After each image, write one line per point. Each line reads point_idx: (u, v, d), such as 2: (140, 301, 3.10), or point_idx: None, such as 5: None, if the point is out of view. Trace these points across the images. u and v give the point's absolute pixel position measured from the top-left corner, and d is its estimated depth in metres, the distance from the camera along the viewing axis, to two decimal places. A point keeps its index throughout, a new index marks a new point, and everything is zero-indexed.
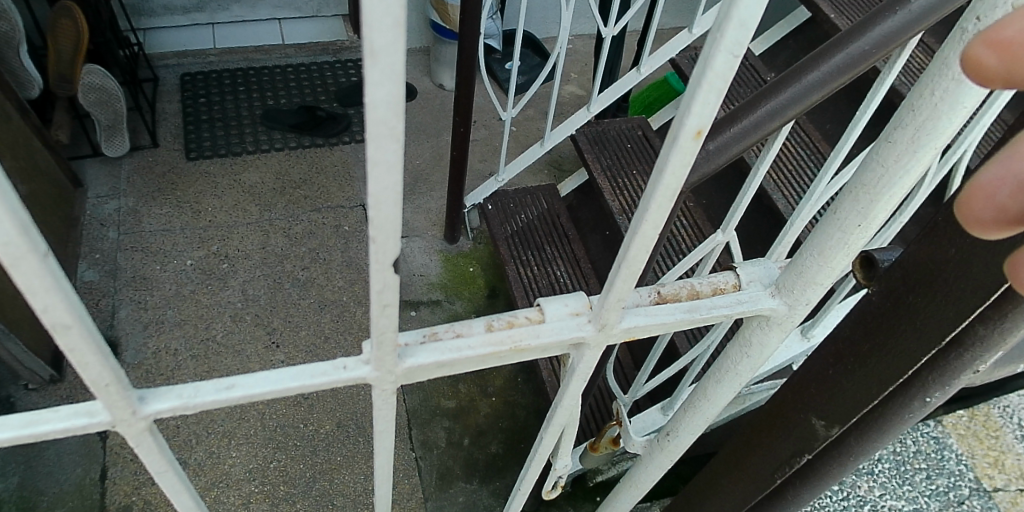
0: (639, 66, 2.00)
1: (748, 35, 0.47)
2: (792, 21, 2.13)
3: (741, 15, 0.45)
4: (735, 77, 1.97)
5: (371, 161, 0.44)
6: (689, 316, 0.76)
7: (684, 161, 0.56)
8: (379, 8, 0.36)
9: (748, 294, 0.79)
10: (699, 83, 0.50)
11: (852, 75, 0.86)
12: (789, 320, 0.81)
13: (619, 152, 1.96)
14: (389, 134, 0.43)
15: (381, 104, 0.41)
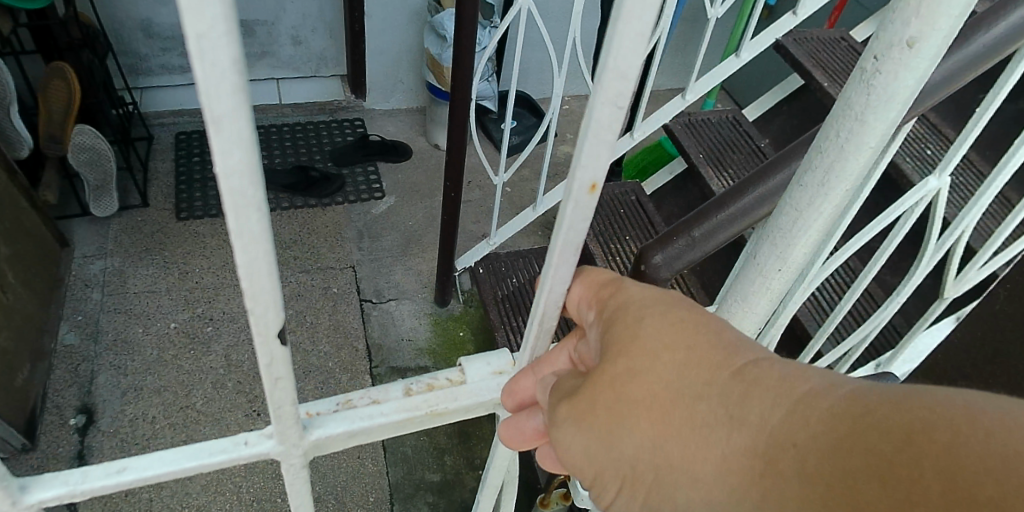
0: (632, 132, 2.00)
1: (630, 86, 0.45)
2: (787, 87, 2.11)
3: (619, 64, 0.43)
4: (729, 143, 1.97)
5: (235, 230, 0.44)
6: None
7: (581, 216, 0.54)
8: (214, 75, 0.36)
9: None
10: (586, 134, 0.48)
11: None
12: None
13: (613, 218, 1.96)
14: (250, 203, 0.43)
15: (232, 172, 0.40)
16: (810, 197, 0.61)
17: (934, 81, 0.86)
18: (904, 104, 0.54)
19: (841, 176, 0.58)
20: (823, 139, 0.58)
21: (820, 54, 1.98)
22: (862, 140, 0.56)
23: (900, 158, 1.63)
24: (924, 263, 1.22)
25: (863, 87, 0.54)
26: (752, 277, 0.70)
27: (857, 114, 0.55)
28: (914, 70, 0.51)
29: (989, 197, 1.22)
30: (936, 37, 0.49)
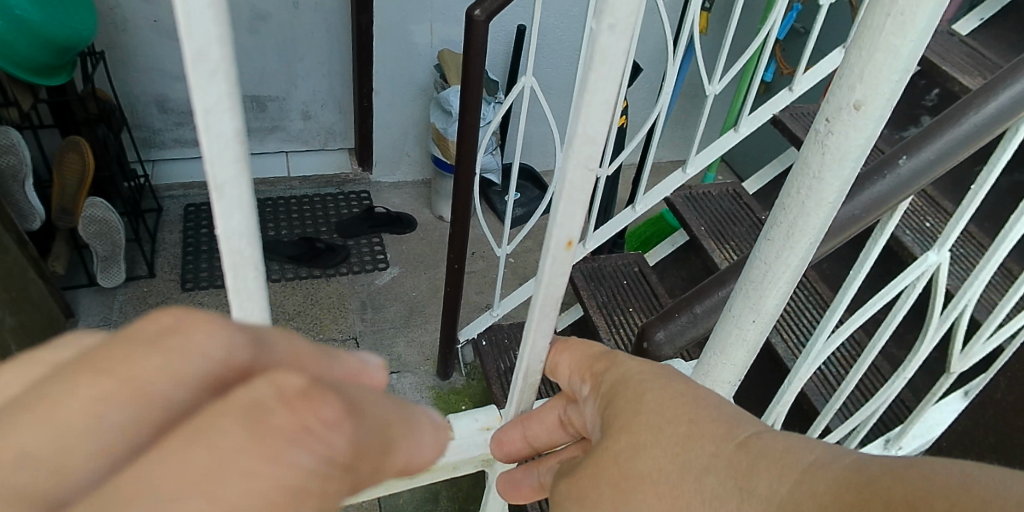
0: (634, 205, 2.02)
1: (598, 149, 0.48)
2: (785, 160, 2.16)
3: (586, 132, 0.47)
4: (729, 215, 2.00)
5: (232, 288, 0.45)
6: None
7: (560, 271, 0.57)
8: (219, 146, 0.37)
9: None
10: (559, 195, 0.51)
11: (843, 236, 0.86)
12: None
13: (616, 288, 1.97)
14: (247, 262, 0.44)
15: (232, 234, 0.42)
16: (777, 251, 0.61)
17: (928, 159, 0.88)
18: (860, 159, 0.54)
19: (803, 232, 0.59)
20: (784, 195, 0.59)
21: None
22: (822, 194, 0.57)
23: (900, 230, 1.64)
24: (929, 337, 1.22)
25: (818, 147, 0.54)
26: (728, 331, 0.69)
27: (814, 171, 0.56)
28: (863, 131, 0.52)
29: (990, 271, 1.21)
30: (880, 98, 0.50)
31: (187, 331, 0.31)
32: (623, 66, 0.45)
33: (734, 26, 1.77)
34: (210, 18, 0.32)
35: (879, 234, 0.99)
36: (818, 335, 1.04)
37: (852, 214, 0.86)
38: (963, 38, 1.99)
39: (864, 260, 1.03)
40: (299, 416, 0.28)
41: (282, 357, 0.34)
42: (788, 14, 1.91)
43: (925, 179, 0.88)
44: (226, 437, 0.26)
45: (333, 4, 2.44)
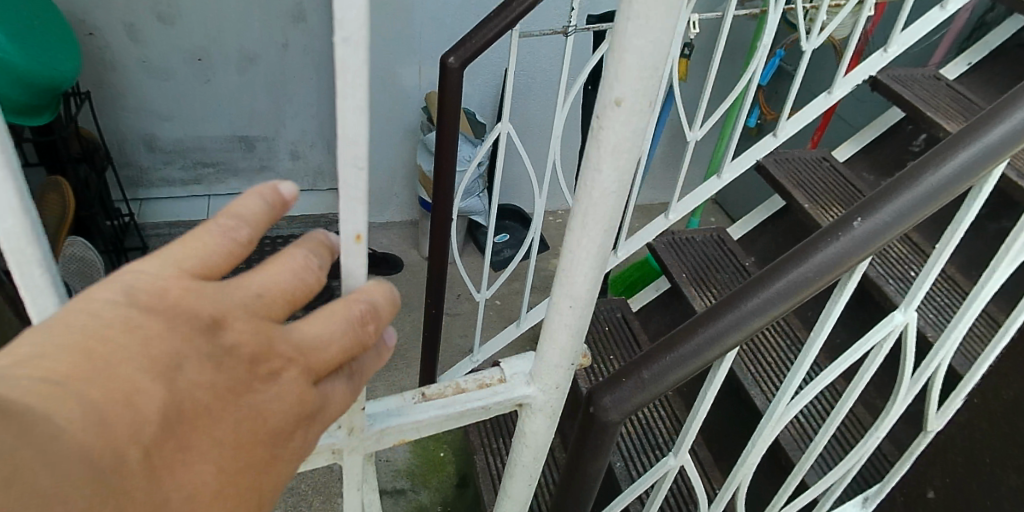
0: (617, 250, 2.03)
1: (361, 153, 0.52)
2: (769, 207, 2.17)
3: (346, 137, 0.51)
4: (712, 261, 2.06)
5: (22, 284, 0.56)
6: (447, 413, 0.82)
7: (356, 266, 0.60)
8: None
9: (507, 388, 0.85)
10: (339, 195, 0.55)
11: (794, 300, 0.85)
12: (549, 406, 0.87)
13: (597, 335, 1.94)
14: (33, 260, 0.55)
15: (13, 234, 0.52)
16: (579, 237, 0.72)
17: (884, 220, 0.85)
18: (633, 152, 0.65)
19: (596, 218, 0.70)
20: (580, 188, 0.69)
21: (798, 175, 2.02)
22: (604, 184, 0.67)
23: (881, 279, 1.61)
24: (902, 396, 1.19)
25: (595, 139, 0.65)
26: (553, 317, 0.80)
27: (596, 162, 0.66)
28: (628, 123, 0.62)
29: (964, 327, 1.18)
30: (635, 96, 0.61)
31: (310, 264, 0.54)
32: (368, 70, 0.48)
33: (714, 72, 1.74)
34: None
35: (839, 294, 0.96)
36: (781, 395, 1.01)
37: (804, 277, 0.85)
38: (950, 82, 1.98)
39: (826, 321, 1.01)
40: (349, 333, 0.56)
41: (261, 214, 0.52)
42: (770, 61, 1.80)
43: (883, 240, 0.85)
44: (326, 334, 0.55)
45: (322, 46, 2.48)
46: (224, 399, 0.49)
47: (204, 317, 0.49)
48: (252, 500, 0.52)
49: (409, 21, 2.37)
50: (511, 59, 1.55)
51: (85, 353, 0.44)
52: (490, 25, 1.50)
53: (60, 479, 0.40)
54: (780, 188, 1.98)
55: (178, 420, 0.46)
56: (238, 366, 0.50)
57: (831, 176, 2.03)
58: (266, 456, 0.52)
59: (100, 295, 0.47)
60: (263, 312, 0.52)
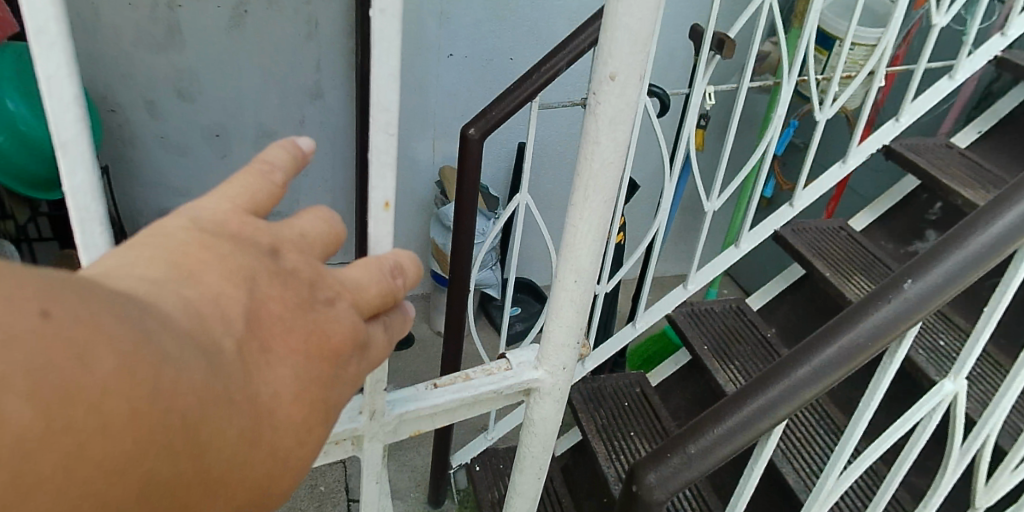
0: (635, 321, 2.00)
1: (393, 116, 0.61)
2: (787, 276, 2.16)
3: (382, 100, 0.59)
4: (732, 332, 2.01)
5: (83, 245, 0.58)
6: (461, 398, 0.88)
7: (383, 232, 0.67)
8: (60, 110, 0.50)
9: (515, 373, 0.91)
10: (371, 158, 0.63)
11: (847, 367, 0.82)
12: (555, 389, 0.94)
13: (616, 410, 1.88)
14: (93, 218, 0.57)
15: (77, 189, 0.55)
16: (580, 210, 0.81)
17: (937, 281, 0.82)
18: (625, 125, 0.75)
19: (596, 190, 0.78)
20: (580, 162, 0.78)
21: (817, 244, 1.99)
22: (602, 156, 0.76)
23: (912, 350, 1.57)
24: (951, 471, 1.12)
25: (592, 116, 0.75)
26: (557, 294, 0.87)
27: (592, 137, 0.76)
28: (623, 95, 0.72)
29: (1010, 400, 1.13)
30: (627, 70, 0.71)
31: (335, 218, 0.59)
32: (399, 39, 0.58)
33: (732, 141, 1.75)
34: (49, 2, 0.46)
35: (890, 362, 0.92)
36: (829, 471, 0.96)
37: (855, 342, 0.82)
38: (962, 149, 1.99)
39: (875, 389, 0.96)
40: (386, 281, 0.59)
41: (297, 158, 0.56)
42: (785, 130, 1.81)
43: (937, 302, 0.82)
44: (366, 278, 0.58)
45: (338, 122, 2.52)
46: (295, 310, 0.49)
47: (263, 244, 0.51)
48: (320, 421, 0.50)
49: (426, 97, 2.43)
50: (531, 130, 1.57)
51: (172, 265, 0.46)
52: (511, 96, 1.52)
53: (178, 354, 0.39)
54: (798, 256, 1.96)
55: (257, 324, 0.47)
56: (300, 286, 0.51)
57: (850, 245, 2.01)
58: (334, 375, 0.51)
59: (168, 224, 0.49)
60: (308, 249, 0.54)
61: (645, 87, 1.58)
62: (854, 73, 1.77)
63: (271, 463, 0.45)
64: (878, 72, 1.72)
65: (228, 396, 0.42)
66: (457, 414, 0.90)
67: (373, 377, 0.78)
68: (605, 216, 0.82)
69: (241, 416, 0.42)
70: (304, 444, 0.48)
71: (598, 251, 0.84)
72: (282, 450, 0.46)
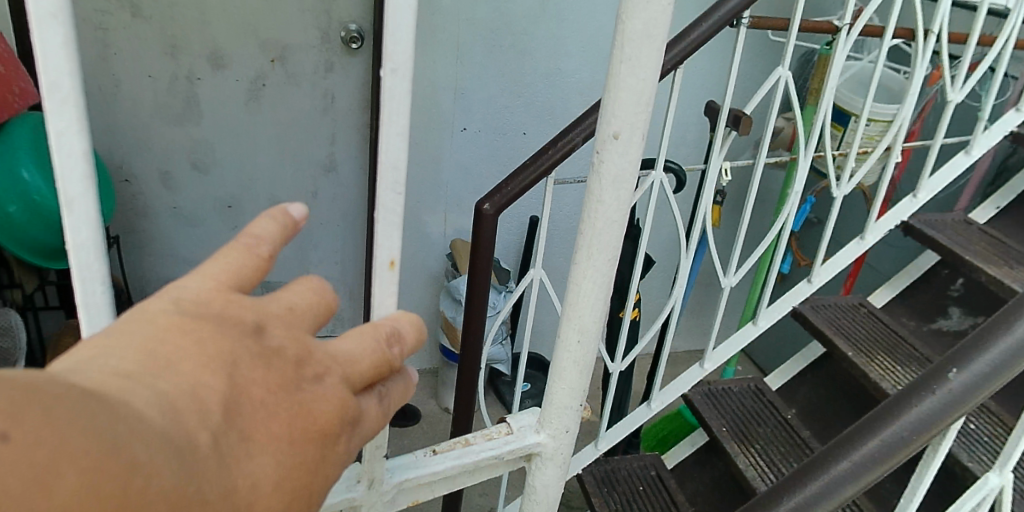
0: (650, 400, 1.93)
1: (401, 175, 0.65)
2: (807, 354, 2.08)
3: (388, 159, 0.63)
4: (751, 413, 1.93)
5: (81, 300, 0.60)
6: (461, 464, 0.92)
7: (387, 291, 0.71)
8: (69, 169, 0.54)
9: (516, 437, 0.96)
10: (379, 218, 0.67)
11: (889, 462, 0.78)
12: (555, 453, 0.98)
13: (631, 495, 1.79)
14: (94, 275, 0.59)
15: (81, 247, 0.57)
16: (584, 268, 0.85)
17: (983, 371, 0.77)
18: (629, 183, 0.79)
19: (600, 249, 0.83)
20: (584, 223, 0.83)
21: (837, 321, 1.93)
22: (607, 216, 0.81)
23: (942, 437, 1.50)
24: None
25: (596, 176, 0.79)
26: (563, 353, 0.92)
27: (597, 197, 0.80)
28: (627, 158, 0.77)
29: None
30: (630, 129, 0.75)
31: (324, 288, 0.59)
32: (408, 99, 0.62)
33: (748, 218, 1.73)
34: (67, 67, 0.51)
35: (935, 454, 0.86)
36: None
37: (898, 436, 0.77)
38: (981, 225, 1.96)
39: (920, 481, 0.90)
40: (375, 351, 0.61)
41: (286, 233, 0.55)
42: (801, 206, 1.81)
43: (986, 393, 0.77)
44: (356, 350, 0.59)
45: (351, 194, 2.53)
46: (278, 393, 0.49)
47: (248, 322, 0.50)
48: (306, 500, 0.50)
49: (439, 171, 2.45)
50: (546, 206, 1.55)
51: (149, 354, 0.45)
52: (526, 172, 1.52)
53: (151, 459, 0.39)
54: (818, 335, 1.90)
55: (237, 410, 0.47)
56: (286, 365, 0.51)
57: (871, 322, 1.94)
58: (318, 456, 0.51)
59: (148, 308, 0.48)
60: (296, 323, 0.54)
61: (660, 163, 1.58)
62: (869, 150, 1.80)
63: None
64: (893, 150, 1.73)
65: (205, 494, 0.42)
66: (458, 479, 0.95)
67: (372, 443, 0.81)
68: (610, 273, 0.86)
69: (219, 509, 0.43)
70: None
71: (602, 309, 0.88)
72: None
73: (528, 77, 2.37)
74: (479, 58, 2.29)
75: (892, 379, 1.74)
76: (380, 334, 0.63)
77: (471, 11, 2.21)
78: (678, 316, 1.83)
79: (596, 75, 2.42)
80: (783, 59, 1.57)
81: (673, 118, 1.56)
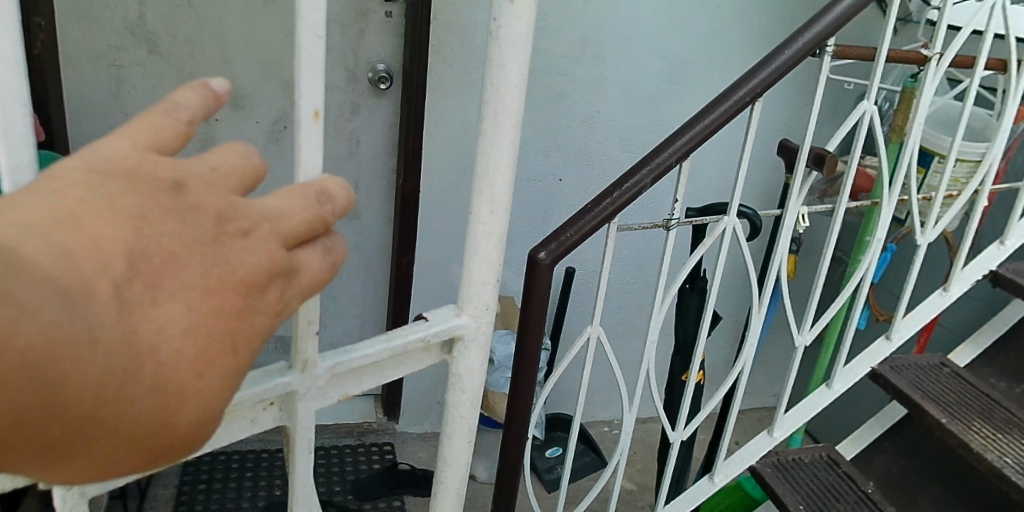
0: (712, 474, 1.73)
1: (322, 17, 0.64)
2: (883, 419, 1.85)
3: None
4: (827, 488, 1.71)
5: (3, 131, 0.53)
6: (389, 349, 0.88)
7: (313, 146, 0.68)
8: None
9: (440, 325, 0.92)
10: (299, 63, 0.65)
11: None
12: (480, 335, 0.95)
13: None
14: (16, 98, 0.53)
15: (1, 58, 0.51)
16: (492, 139, 0.84)
17: None
18: (526, 46, 0.81)
19: (505, 114, 0.83)
20: (487, 90, 0.83)
21: (922, 384, 1.70)
22: (508, 84, 0.82)
23: None
24: None
25: (496, 43, 0.80)
26: (476, 230, 0.89)
27: (498, 63, 0.81)
28: (523, 17, 0.79)
29: None
30: None
31: (250, 153, 0.56)
32: None
33: (826, 269, 1.57)
34: None
35: None
36: None
37: None
38: None
39: None
40: (310, 208, 0.57)
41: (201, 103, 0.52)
42: (882, 254, 1.63)
43: None
44: (287, 208, 0.55)
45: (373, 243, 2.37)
46: (195, 247, 0.46)
47: (166, 178, 0.48)
48: (229, 353, 0.48)
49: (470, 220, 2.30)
50: (606, 257, 1.38)
51: (50, 206, 0.43)
52: (586, 217, 1.34)
53: (27, 299, 0.37)
54: (900, 396, 1.67)
55: (145, 261, 0.44)
56: (207, 218, 0.48)
57: (957, 383, 1.72)
58: (243, 311, 0.49)
59: (56, 168, 0.46)
60: (220, 184, 0.51)
61: (733, 207, 1.41)
62: (956, 194, 1.64)
63: (168, 401, 0.44)
64: (981, 191, 1.57)
65: (92, 338, 0.40)
66: (385, 369, 0.90)
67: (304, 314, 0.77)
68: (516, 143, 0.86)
69: (118, 351, 0.41)
70: (208, 376, 0.46)
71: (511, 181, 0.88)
72: (176, 384, 0.44)
73: (565, 120, 2.23)
74: None
75: (997, 449, 1.53)
76: (313, 192, 0.59)
77: None
78: (747, 371, 1.62)
79: (637, 118, 2.29)
80: (867, 92, 1.42)
81: (748, 159, 1.40)
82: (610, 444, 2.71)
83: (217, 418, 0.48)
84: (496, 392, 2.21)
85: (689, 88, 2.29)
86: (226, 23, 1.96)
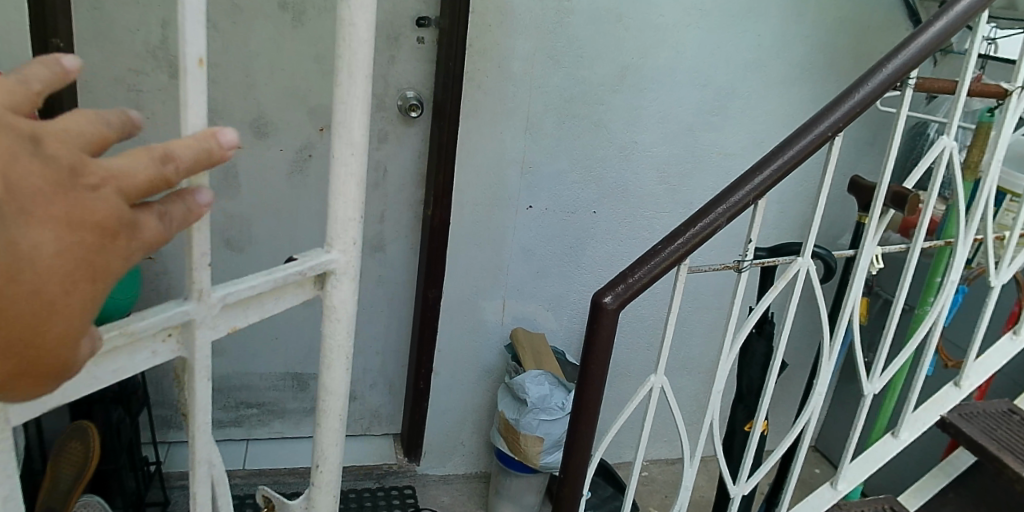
0: None
1: None
2: (948, 469, 1.73)
3: None
4: None
5: None
6: (273, 281, 0.80)
7: (198, 92, 0.66)
8: None
9: (313, 261, 0.86)
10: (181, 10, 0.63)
11: None
12: (352, 268, 0.89)
13: None
14: None
15: None
16: (346, 87, 0.83)
17: None
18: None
19: (359, 61, 0.82)
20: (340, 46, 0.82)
21: (997, 435, 1.58)
22: (360, 32, 0.81)
23: None
24: None
25: None
26: (335, 172, 0.85)
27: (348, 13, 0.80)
28: None
29: None
30: None
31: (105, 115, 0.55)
32: None
33: (899, 307, 1.48)
34: None
35: None
36: None
37: None
38: None
39: None
40: (154, 169, 0.56)
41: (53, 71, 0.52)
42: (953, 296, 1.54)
43: None
44: (140, 166, 0.55)
45: (399, 275, 2.26)
46: (56, 188, 0.49)
47: (23, 134, 0.48)
48: (90, 281, 0.52)
49: (501, 253, 2.20)
50: (676, 301, 1.28)
51: None
52: (655, 258, 1.25)
53: None
54: (975, 447, 1.55)
55: (16, 193, 0.47)
56: (63, 167, 0.50)
57: None
58: (103, 245, 0.52)
59: None
60: (76, 141, 0.51)
61: (808, 247, 1.32)
62: None
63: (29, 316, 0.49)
64: None
65: None
66: (265, 306, 0.82)
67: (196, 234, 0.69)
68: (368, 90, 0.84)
69: None
70: (70, 297, 0.51)
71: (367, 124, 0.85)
72: (42, 299, 0.49)
73: (601, 149, 2.14)
74: (552, 130, 2.08)
75: None
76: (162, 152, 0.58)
77: (546, 77, 2.01)
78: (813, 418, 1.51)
79: (678, 149, 2.21)
80: (948, 126, 1.34)
81: (826, 194, 1.30)
82: (643, 488, 2.57)
83: (74, 338, 0.53)
84: (528, 435, 2.07)
85: (731, 119, 2.22)
86: (250, 48, 1.88)
